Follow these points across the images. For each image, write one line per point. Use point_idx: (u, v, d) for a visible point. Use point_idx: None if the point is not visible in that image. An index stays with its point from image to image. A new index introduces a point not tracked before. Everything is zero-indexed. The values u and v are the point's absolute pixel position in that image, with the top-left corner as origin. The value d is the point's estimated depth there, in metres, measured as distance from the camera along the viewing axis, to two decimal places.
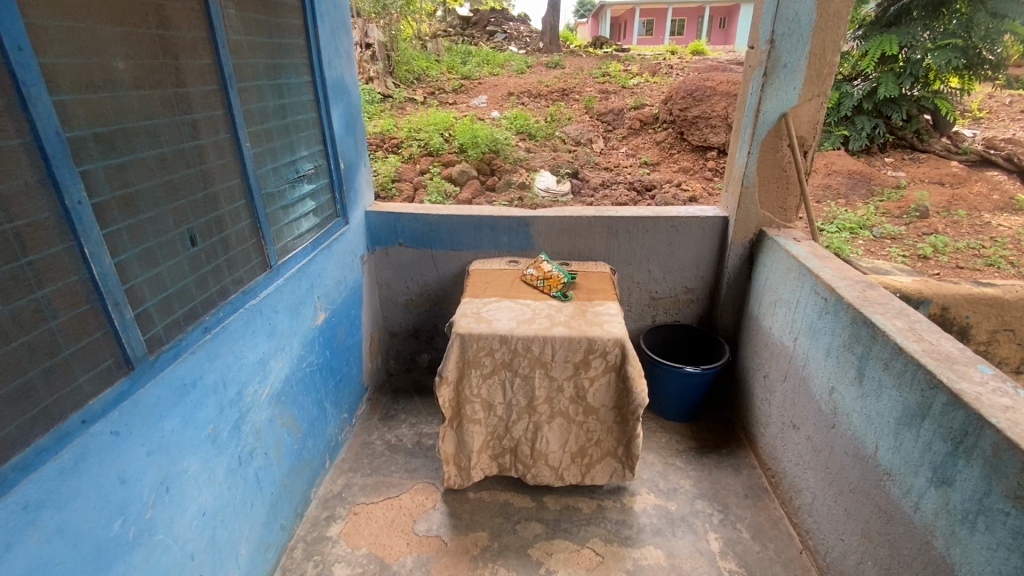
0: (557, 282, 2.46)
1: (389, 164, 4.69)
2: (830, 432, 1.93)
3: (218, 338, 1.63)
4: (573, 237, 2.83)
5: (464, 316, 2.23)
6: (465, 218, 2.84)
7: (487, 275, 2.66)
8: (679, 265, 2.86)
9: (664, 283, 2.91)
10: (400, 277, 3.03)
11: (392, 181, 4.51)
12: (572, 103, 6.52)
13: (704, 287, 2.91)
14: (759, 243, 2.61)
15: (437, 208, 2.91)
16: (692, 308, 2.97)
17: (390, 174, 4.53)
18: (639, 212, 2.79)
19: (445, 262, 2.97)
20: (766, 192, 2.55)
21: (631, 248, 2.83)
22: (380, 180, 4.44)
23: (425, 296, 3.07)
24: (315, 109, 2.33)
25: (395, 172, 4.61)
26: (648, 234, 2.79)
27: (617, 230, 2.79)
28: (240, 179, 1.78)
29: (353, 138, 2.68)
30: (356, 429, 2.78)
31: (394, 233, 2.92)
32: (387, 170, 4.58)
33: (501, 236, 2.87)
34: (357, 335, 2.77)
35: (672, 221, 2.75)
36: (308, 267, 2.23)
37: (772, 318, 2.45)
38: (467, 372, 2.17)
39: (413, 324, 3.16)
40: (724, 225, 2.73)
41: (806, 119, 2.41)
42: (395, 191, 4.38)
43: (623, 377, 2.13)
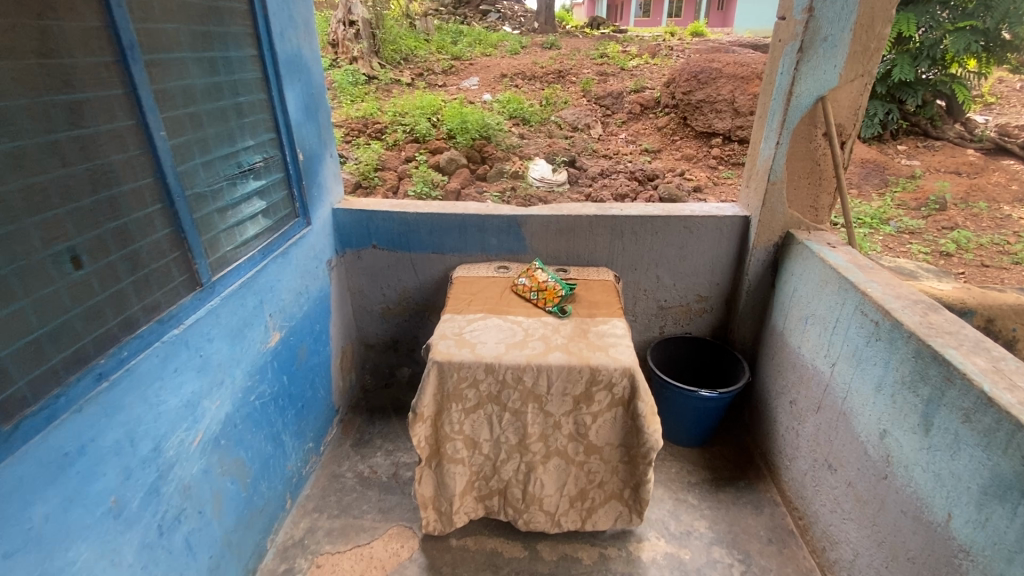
0: (554, 294, 2.11)
1: (371, 151, 4.30)
2: (879, 483, 1.62)
3: (120, 387, 1.28)
4: (572, 238, 2.47)
5: (442, 338, 1.88)
6: (447, 217, 2.47)
7: (472, 284, 2.30)
8: (691, 270, 2.52)
9: (674, 290, 2.57)
10: (374, 284, 2.67)
11: (375, 169, 4.11)
12: (568, 85, 6.09)
13: (720, 295, 2.57)
14: (786, 247, 2.27)
15: (416, 205, 2.53)
16: (704, 319, 2.64)
17: (372, 162, 4.13)
18: (647, 210, 2.43)
19: (425, 267, 2.60)
20: (795, 189, 2.20)
21: (639, 251, 2.48)
22: (361, 168, 4.04)
23: (404, 304, 2.71)
24: (264, 90, 1.95)
25: (378, 160, 4.22)
26: (658, 236, 2.44)
27: (622, 232, 2.44)
28: (153, 178, 1.41)
29: (315, 124, 2.30)
30: (324, 458, 2.45)
31: (367, 233, 2.54)
32: (369, 158, 4.17)
33: (490, 237, 2.51)
34: (323, 351, 2.42)
35: (685, 221, 2.40)
36: (257, 281, 1.87)
37: (801, 337, 2.12)
38: (447, 406, 1.83)
39: (391, 335, 2.81)
40: (745, 226, 2.38)
41: (846, 103, 2.04)
42: (376, 181, 3.98)
43: (632, 414, 1.79)
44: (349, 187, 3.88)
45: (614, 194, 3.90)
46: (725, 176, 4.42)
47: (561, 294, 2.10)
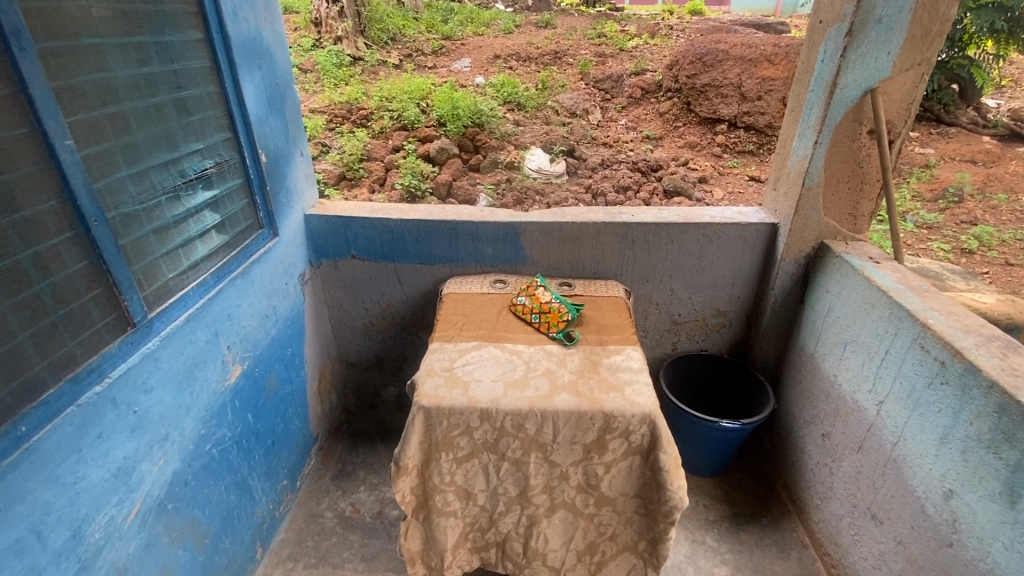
0: (561, 318, 1.83)
1: (356, 140, 3.96)
2: (940, 550, 1.39)
3: (19, 472, 1.03)
4: (577, 248, 2.18)
5: (430, 375, 1.61)
6: (435, 224, 2.18)
7: (464, 302, 2.02)
8: (709, 283, 2.25)
9: (689, 304, 2.31)
10: (354, 297, 2.38)
11: (360, 160, 3.78)
12: (566, 66, 5.73)
13: (740, 309, 2.31)
14: (820, 260, 2.01)
15: (400, 210, 2.24)
16: (722, 334, 2.38)
17: (357, 152, 3.79)
18: (662, 216, 2.15)
19: (411, 278, 2.32)
20: (833, 194, 1.93)
21: (651, 262, 2.21)
22: (345, 159, 3.70)
23: (389, 319, 2.43)
24: (215, 81, 1.64)
25: (363, 149, 3.88)
26: (674, 245, 2.16)
27: (633, 240, 2.16)
28: (59, 201, 1.12)
29: (282, 119, 1.98)
30: (301, 495, 2.19)
31: (345, 242, 2.25)
32: (354, 147, 3.84)
33: (484, 247, 2.22)
34: (297, 376, 2.15)
35: (704, 228, 2.12)
36: (211, 310, 1.59)
37: (838, 364, 1.88)
38: (435, 456, 1.57)
39: (376, 352, 2.53)
40: (772, 234, 2.12)
41: (898, 96, 1.76)
42: (361, 173, 3.66)
43: (650, 464, 1.54)
44: (332, 180, 3.55)
45: (618, 185, 3.59)
46: (732, 165, 4.13)
47: (568, 318, 1.82)
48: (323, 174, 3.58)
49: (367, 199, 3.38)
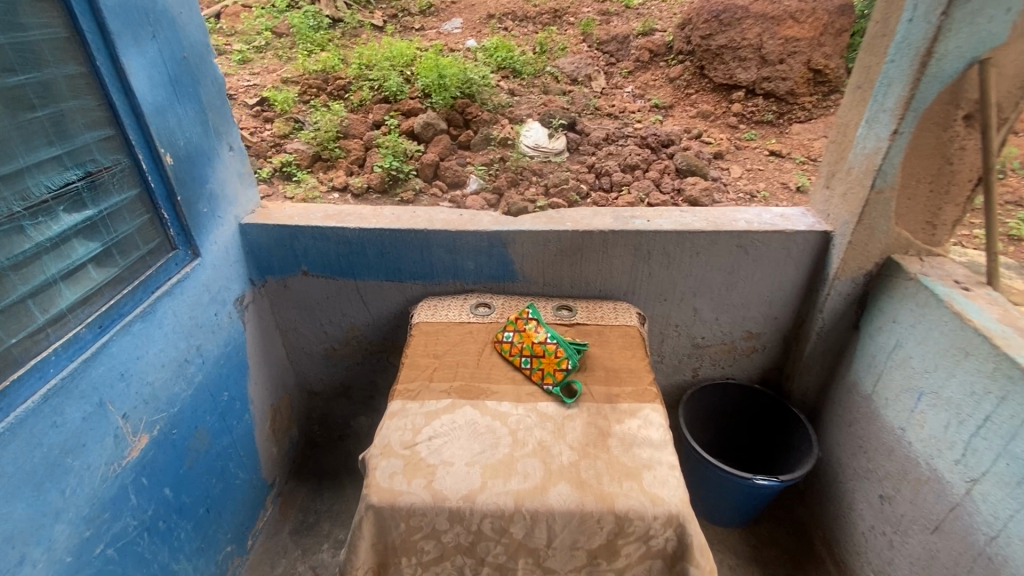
0: (558, 364, 1.42)
1: (331, 114, 3.09)
2: None
3: None
4: (579, 262, 1.75)
5: (387, 455, 1.22)
6: (401, 234, 1.74)
7: (439, 334, 1.61)
8: (740, 302, 1.84)
9: (715, 325, 1.91)
10: (310, 318, 1.98)
11: (336, 138, 2.98)
12: (568, 27, 5.08)
13: (776, 332, 1.92)
14: (885, 281, 1.60)
15: (358, 215, 1.80)
16: (753, 359, 1.99)
17: (333, 129, 2.97)
18: (685, 222, 1.72)
19: (376, 297, 1.90)
20: (909, 197, 1.50)
21: (671, 279, 1.79)
22: (318, 137, 2.94)
23: (354, 344, 2.03)
24: (79, 59, 1.19)
25: (341, 126, 3.04)
26: (699, 257, 1.74)
27: (648, 253, 1.73)
28: None
29: (197, 103, 1.53)
30: (252, 558, 1.86)
31: (293, 256, 1.83)
32: (328, 123, 3.02)
33: (464, 261, 1.78)
34: (239, 422, 1.78)
35: (738, 238, 1.70)
36: (93, 374, 1.20)
37: (906, 416, 1.50)
38: (394, 561, 1.20)
39: (342, 380, 2.15)
40: (822, 245, 1.69)
41: (1014, 71, 1.30)
42: (338, 152, 2.91)
43: (675, 572, 1.17)
44: (304, 162, 2.86)
45: (624, 163, 2.80)
46: (747, 138, 3.17)
47: (567, 365, 1.41)
48: (292, 157, 2.86)
49: (343, 185, 2.65)
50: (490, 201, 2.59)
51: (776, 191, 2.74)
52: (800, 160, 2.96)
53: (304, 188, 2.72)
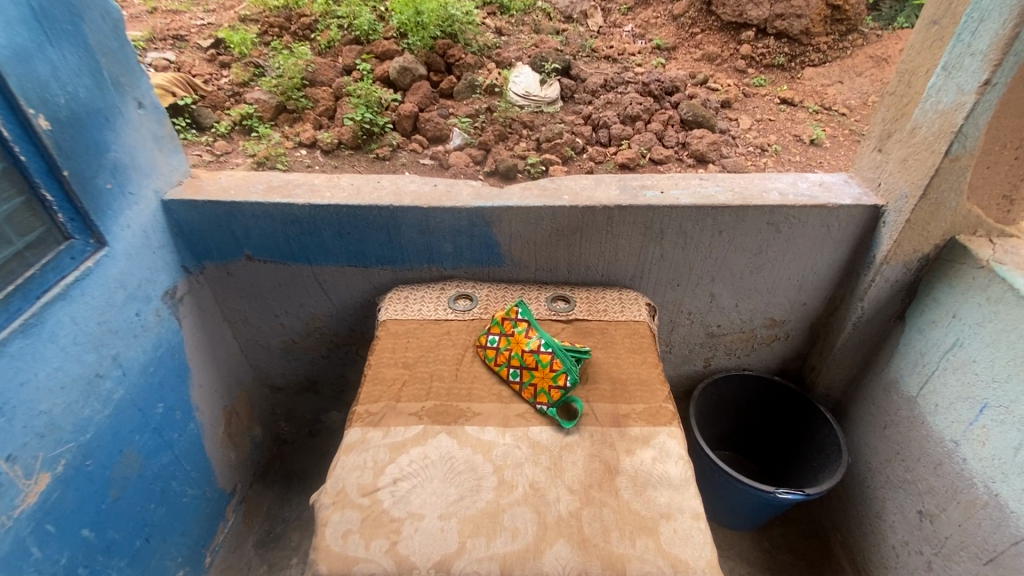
0: (554, 382, 1.15)
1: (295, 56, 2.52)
2: None
3: None
4: (578, 243, 1.46)
5: (342, 507, 0.98)
6: (362, 211, 1.43)
7: (410, 336, 1.33)
8: (765, 287, 1.58)
9: (734, 312, 1.65)
10: (262, 307, 1.69)
11: (301, 86, 2.42)
12: None
13: (802, 319, 1.67)
14: (946, 268, 1.33)
15: (309, 188, 1.48)
16: (773, 348, 1.76)
17: (297, 74, 2.41)
18: (706, 194, 1.42)
19: (337, 284, 1.61)
20: (990, 166, 1.21)
21: (686, 262, 1.51)
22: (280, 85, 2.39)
23: (317, 336, 1.76)
24: None
25: (307, 70, 2.46)
26: (721, 237, 1.46)
27: (661, 232, 1.44)
28: None
29: (82, 46, 1.17)
30: None
31: (234, 237, 1.52)
32: (292, 68, 2.42)
33: (441, 243, 1.48)
34: (182, 434, 1.53)
35: (769, 214, 1.41)
36: None
37: (961, 429, 1.28)
38: None
39: (307, 374, 1.89)
40: (869, 222, 1.42)
41: None
42: (303, 102, 2.36)
43: None
44: (266, 114, 2.35)
45: (624, 113, 2.35)
46: (755, 84, 2.72)
47: (565, 382, 1.15)
48: (253, 108, 2.33)
49: (311, 138, 2.21)
50: (475, 155, 2.18)
51: (787, 144, 2.37)
52: (814, 110, 2.55)
53: (268, 143, 2.21)
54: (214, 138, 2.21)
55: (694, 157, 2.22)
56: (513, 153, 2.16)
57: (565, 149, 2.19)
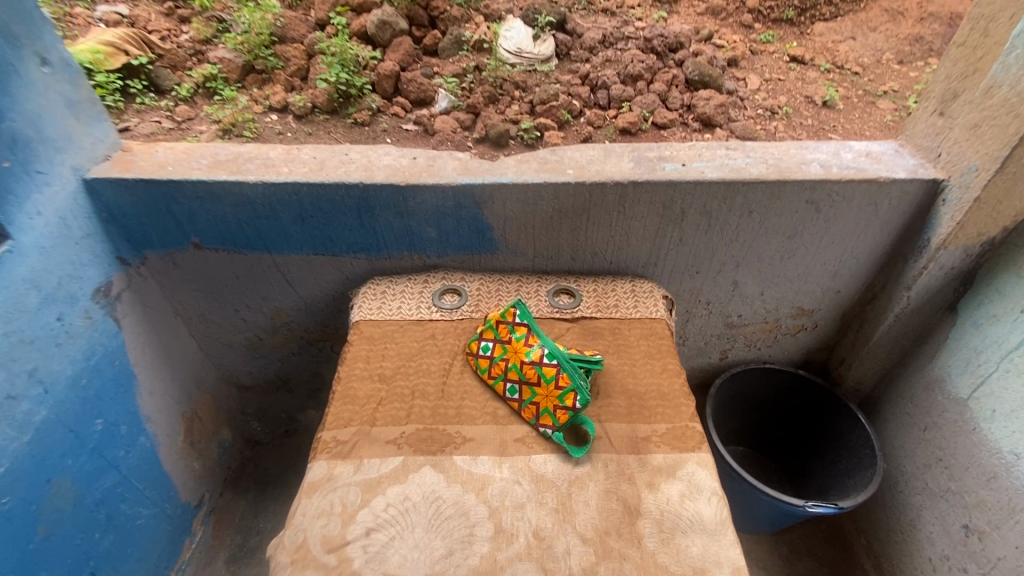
0: (561, 402, 0.96)
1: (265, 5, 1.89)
2: None
3: None
4: (584, 226, 1.24)
5: (303, 567, 0.80)
6: (327, 191, 1.19)
7: (387, 340, 1.12)
8: (795, 273, 1.38)
9: (757, 301, 1.46)
10: (218, 300, 1.47)
11: (270, 46, 1.83)
12: None
13: (833, 308, 1.48)
14: (1014, 254, 1.18)
15: (263, 163, 1.24)
16: (799, 338, 1.58)
17: (267, 29, 1.82)
18: (737, 168, 1.20)
19: (303, 274, 1.38)
20: None
21: (708, 246, 1.30)
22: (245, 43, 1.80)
23: (285, 331, 1.55)
24: None
25: (279, 25, 1.86)
26: (751, 219, 1.25)
27: (681, 213, 1.23)
28: None
29: None
30: None
31: (177, 223, 1.29)
32: (261, 20, 1.84)
33: (423, 227, 1.25)
34: (131, 451, 1.34)
35: (809, 191, 1.20)
36: None
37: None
38: None
39: (277, 372, 1.69)
40: (924, 200, 1.21)
41: None
42: (274, 63, 1.80)
43: None
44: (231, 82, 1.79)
45: (623, 72, 1.82)
46: (766, 38, 2.06)
47: (574, 403, 0.95)
48: (216, 67, 1.79)
49: (281, 103, 1.71)
50: (463, 120, 1.71)
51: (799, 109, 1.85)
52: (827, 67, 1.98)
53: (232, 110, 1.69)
54: (170, 105, 1.70)
55: (700, 121, 1.73)
56: (503, 117, 1.70)
57: (561, 112, 1.71)
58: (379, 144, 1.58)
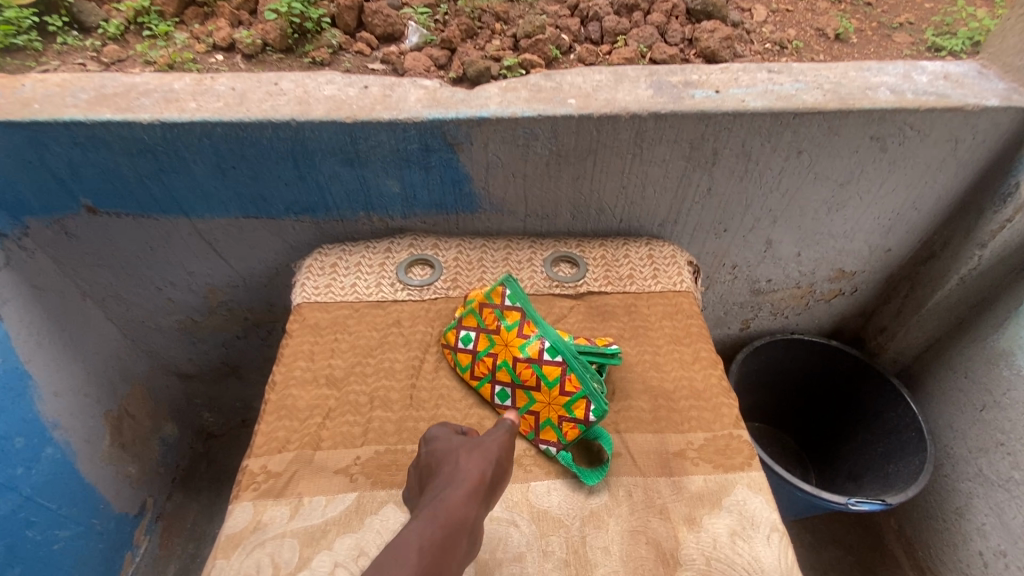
0: (569, 413, 0.73)
1: None
2: None
3: None
4: (589, 174, 0.97)
5: None
6: (249, 133, 0.90)
7: (339, 328, 0.86)
8: (842, 229, 1.13)
9: (792, 263, 1.22)
10: (134, 276, 1.18)
11: None
12: None
13: (880, 269, 1.25)
14: None
15: (163, 96, 0.93)
16: (834, 304, 1.36)
17: None
18: (787, 95, 0.93)
19: (235, 242, 1.10)
20: None
21: (742, 197, 1.05)
22: None
23: (225, 311, 1.28)
24: None
25: None
26: (799, 161, 0.98)
27: (713, 155, 0.96)
28: None
29: None
30: None
31: (59, 181, 0.98)
32: None
33: (382, 179, 0.97)
34: (32, 465, 1.08)
35: (876, 124, 0.93)
36: None
37: None
38: None
39: (223, 358, 1.43)
40: (1015, 134, 0.96)
41: None
42: None
43: None
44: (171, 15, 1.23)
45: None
46: None
47: (586, 415, 0.72)
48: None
49: (227, 40, 1.17)
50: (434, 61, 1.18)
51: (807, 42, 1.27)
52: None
53: (169, 52, 1.16)
54: (98, 46, 1.18)
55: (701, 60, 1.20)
56: (482, 56, 1.19)
57: (546, 49, 1.19)
58: (332, 64, 1.19)
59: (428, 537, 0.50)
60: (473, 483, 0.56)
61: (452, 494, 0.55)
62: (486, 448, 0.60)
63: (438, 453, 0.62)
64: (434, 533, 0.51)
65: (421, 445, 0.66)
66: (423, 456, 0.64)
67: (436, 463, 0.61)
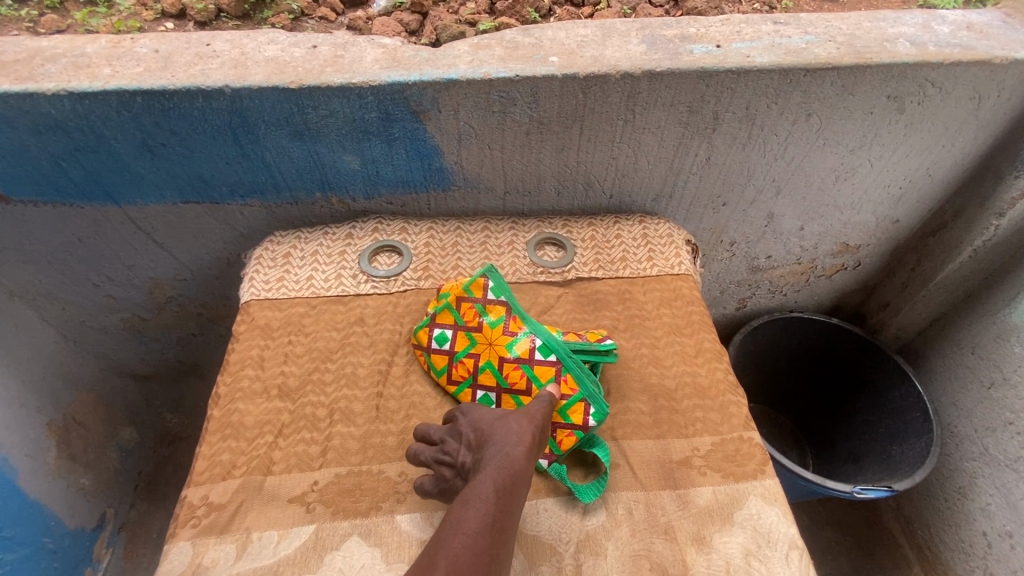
0: (566, 419, 0.66)
1: None
2: None
3: None
4: (575, 144, 0.86)
5: None
6: (177, 102, 0.76)
7: (293, 329, 0.76)
8: (850, 199, 1.04)
9: (794, 238, 1.13)
10: (66, 271, 1.05)
11: None
12: None
13: (885, 241, 1.17)
14: None
15: (72, 61, 0.78)
16: (836, 279, 1.28)
17: None
18: (797, 49, 0.81)
19: (177, 230, 0.97)
20: None
21: (743, 168, 0.95)
22: None
23: (176, 308, 1.17)
24: None
25: None
26: (808, 125, 0.88)
27: (713, 122, 0.86)
28: None
29: None
30: None
31: None
32: None
33: (338, 155, 0.85)
34: None
35: (894, 82, 0.83)
36: None
37: None
38: None
39: (181, 356, 1.32)
40: None
41: None
42: None
43: None
44: None
45: None
46: None
47: (586, 420, 0.66)
48: None
49: (176, 5, 0.98)
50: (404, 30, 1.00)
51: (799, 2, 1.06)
52: None
53: (111, 20, 0.98)
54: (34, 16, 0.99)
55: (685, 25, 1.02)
56: (456, 21, 1.00)
57: (524, 12, 1.01)
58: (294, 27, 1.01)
59: (504, 479, 0.52)
60: (534, 439, 0.56)
61: (517, 445, 0.55)
62: (537, 414, 0.59)
63: (485, 415, 0.59)
64: (506, 478, 0.52)
65: (458, 413, 0.61)
66: (466, 421, 0.60)
67: (488, 423, 0.58)
